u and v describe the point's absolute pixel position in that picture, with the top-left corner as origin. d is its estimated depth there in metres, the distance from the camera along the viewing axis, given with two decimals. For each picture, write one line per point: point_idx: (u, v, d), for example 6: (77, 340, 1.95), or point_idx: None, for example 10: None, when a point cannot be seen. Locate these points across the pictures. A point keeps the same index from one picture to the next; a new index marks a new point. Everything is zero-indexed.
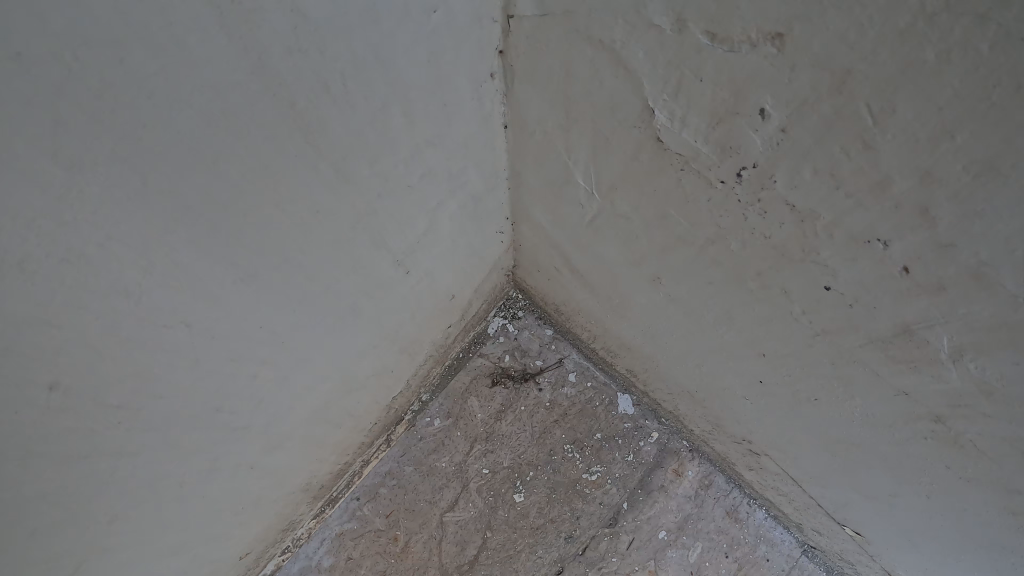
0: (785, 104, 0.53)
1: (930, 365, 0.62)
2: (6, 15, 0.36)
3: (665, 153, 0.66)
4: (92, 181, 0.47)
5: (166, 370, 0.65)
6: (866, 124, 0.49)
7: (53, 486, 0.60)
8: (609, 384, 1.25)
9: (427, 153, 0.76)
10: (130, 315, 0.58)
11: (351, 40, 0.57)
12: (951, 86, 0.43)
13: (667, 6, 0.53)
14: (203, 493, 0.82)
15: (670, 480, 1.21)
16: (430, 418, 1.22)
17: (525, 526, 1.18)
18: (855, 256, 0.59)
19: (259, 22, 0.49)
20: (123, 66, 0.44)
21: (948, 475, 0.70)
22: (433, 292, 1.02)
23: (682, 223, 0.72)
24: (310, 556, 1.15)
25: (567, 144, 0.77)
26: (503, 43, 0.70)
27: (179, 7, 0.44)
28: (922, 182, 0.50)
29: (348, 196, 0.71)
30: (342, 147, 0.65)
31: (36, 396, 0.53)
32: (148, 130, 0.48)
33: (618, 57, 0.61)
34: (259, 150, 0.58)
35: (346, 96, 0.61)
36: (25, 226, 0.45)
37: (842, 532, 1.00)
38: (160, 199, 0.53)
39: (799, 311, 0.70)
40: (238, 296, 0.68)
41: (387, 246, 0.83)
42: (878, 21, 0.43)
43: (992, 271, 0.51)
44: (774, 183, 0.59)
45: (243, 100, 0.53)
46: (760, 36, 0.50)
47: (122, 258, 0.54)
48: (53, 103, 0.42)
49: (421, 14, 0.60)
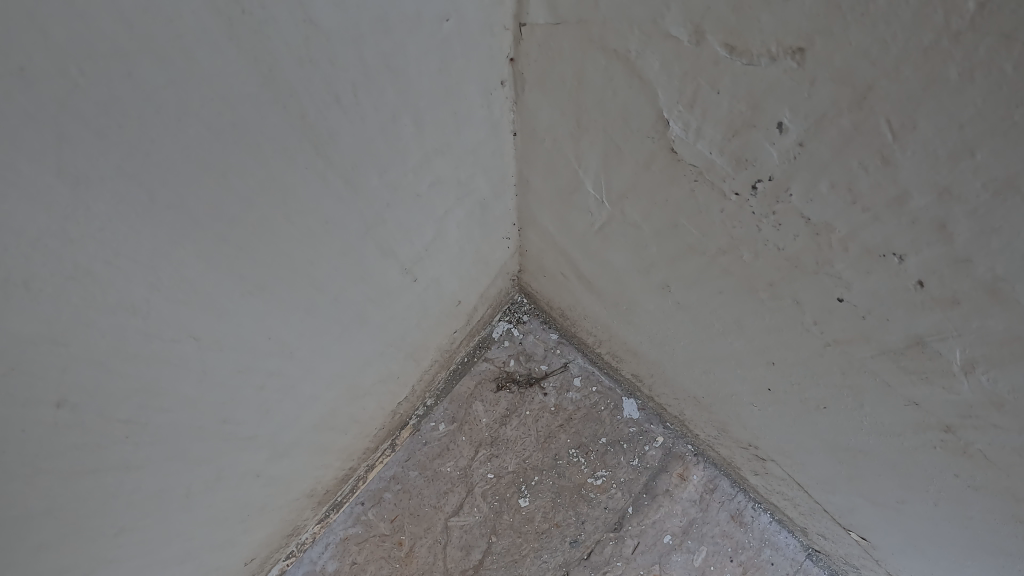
0: (803, 118, 0.53)
1: (942, 376, 0.62)
2: (9, 29, 0.35)
3: (678, 163, 0.66)
4: (99, 197, 0.46)
5: (173, 383, 0.64)
6: (887, 140, 0.49)
7: (58, 501, 0.59)
8: (614, 388, 1.25)
9: (436, 162, 0.75)
10: (138, 330, 0.57)
11: (362, 50, 0.56)
12: (973, 104, 0.43)
13: (686, 17, 0.53)
14: (211, 502, 0.81)
15: (675, 484, 1.22)
16: (435, 422, 1.22)
17: (529, 530, 1.18)
18: (869, 269, 0.59)
19: (268, 33, 0.48)
20: (129, 80, 0.43)
21: (957, 484, 0.71)
22: (439, 298, 1.01)
23: (694, 232, 0.72)
24: (314, 560, 1.15)
25: (577, 152, 0.77)
26: (513, 51, 0.69)
27: (188, 19, 0.43)
28: (940, 198, 0.50)
29: (358, 207, 0.70)
30: (353, 157, 0.64)
31: (42, 414, 0.52)
32: (155, 145, 0.47)
33: (633, 67, 0.60)
34: (269, 163, 0.57)
35: (356, 107, 0.60)
36: (30, 245, 0.44)
37: (847, 537, 1.01)
38: (168, 214, 0.52)
39: (810, 321, 0.70)
40: (246, 308, 0.67)
41: (395, 255, 0.82)
42: (901, 38, 0.43)
43: (1007, 286, 0.51)
44: (790, 196, 0.59)
45: (253, 111, 0.52)
46: (780, 50, 0.49)
47: (129, 274, 0.53)
48: (57, 120, 0.41)
49: (433, 22, 0.59)
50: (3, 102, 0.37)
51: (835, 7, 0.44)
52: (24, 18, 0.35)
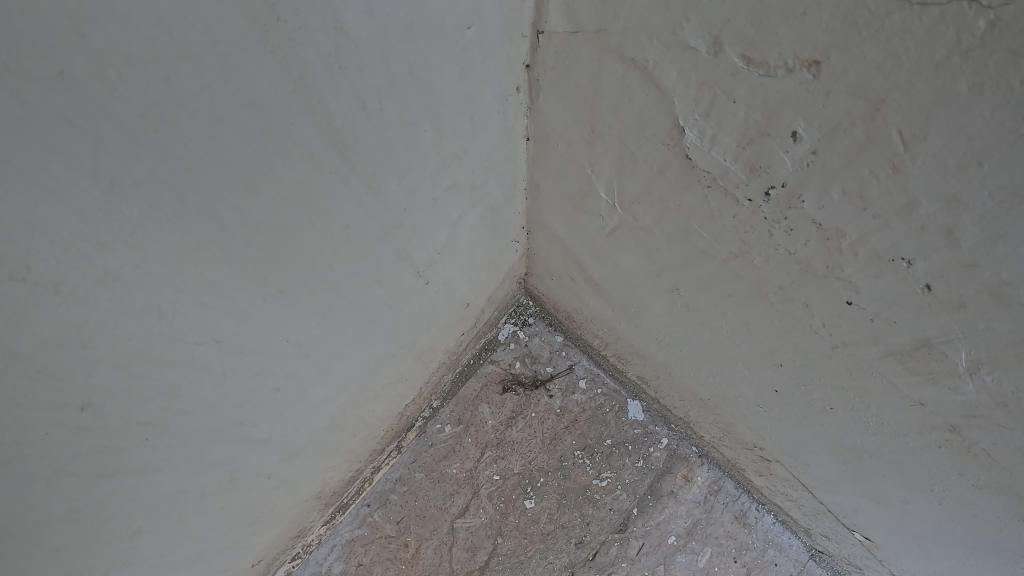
0: (817, 128, 0.54)
1: (948, 377, 0.64)
2: (51, 34, 0.35)
3: (691, 169, 0.67)
4: (130, 202, 0.47)
5: (193, 386, 0.65)
6: (898, 150, 0.51)
7: (78, 504, 0.59)
8: (619, 390, 1.26)
9: (452, 167, 0.77)
10: (163, 333, 0.57)
11: (388, 57, 0.56)
12: (982, 117, 0.45)
13: (704, 29, 0.54)
14: (223, 504, 0.81)
15: (679, 485, 1.24)
16: (441, 424, 1.23)
17: (535, 532, 1.19)
18: (878, 273, 0.61)
19: (300, 40, 0.49)
20: (166, 85, 0.43)
21: (960, 483, 0.73)
22: (450, 301, 1.02)
23: (706, 237, 0.74)
24: (320, 561, 1.16)
25: (590, 157, 0.78)
26: (530, 57, 0.71)
27: (225, 25, 0.43)
28: (949, 206, 0.51)
29: (377, 211, 0.71)
30: (375, 162, 0.65)
31: (66, 417, 0.52)
32: (187, 149, 0.48)
33: (651, 76, 0.62)
34: (295, 167, 0.57)
35: (381, 113, 0.61)
36: (63, 248, 0.44)
37: (851, 537, 1.03)
38: (197, 218, 0.53)
39: (819, 324, 0.72)
40: (266, 311, 0.68)
41: (410, 258, 0.83)
42: (914, 53, 0.44)
43: (1012, 291, 0.53)
44: (802, 203, 0.61)
45: (283, 117, 0.53)
46: (797, 62, 0.51)
47: (157, 277, 0.53)
48: (95, 124, 0.41)
49: (456, 31, 0.60)
50: (42, 105, 0.37)
51: (851, 23, 0.46)
52: (67, 22, 0.36)
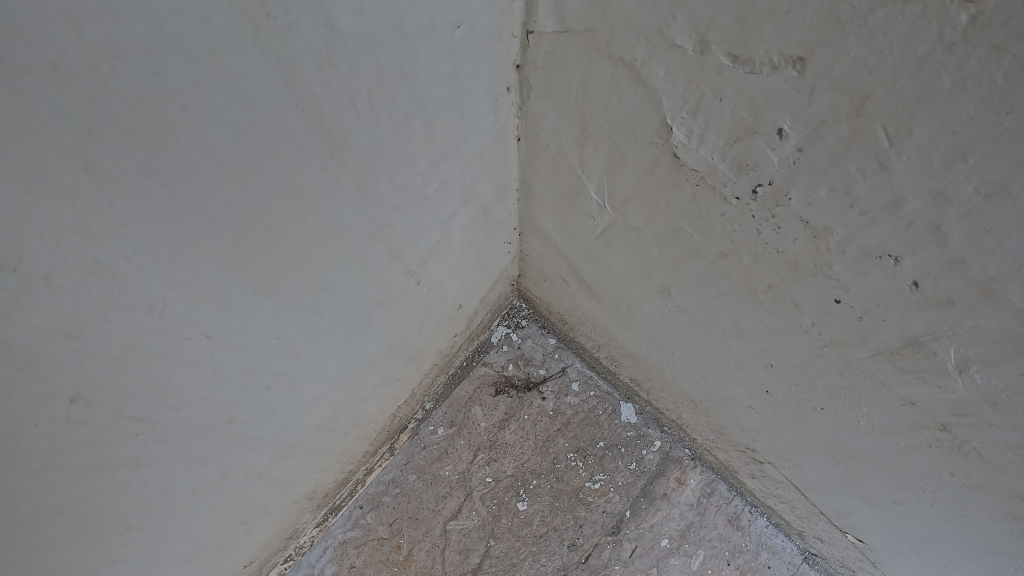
0: (803, 125, 0.54)
1: (937, 375, 0.64)
2: (43, 24, 0.36)
3: (680, 168, 0.68)
4: (120, 196, 0.47)
5: (184, 382, 0.65)
6: (883, 146, 0.51)
7: (68, 499, 0.59)
8: (612, 393, 1.26)
9: (443, 166, 0.77)
10: (153, 326, 0.57)
11: (378, 56, 0.57)
12: (965, 112, 0.45)
13: (690, 27, 0.55)
14: (214, 502, 0.81)
15: (672, 488, 1.23)
16: (433, 427, 1.23)
17: (527, 534, 1.19)
18: (866, 270, 0.61)
19: (291, 37, 0.49)
20: (158, 80, 0.43)
21: (952, 483, 0.73)
22: (442, 302, 1.02)
23: (696, 237, 0.74)
24: (312, 564, 1.16)
25: (581, 158, 0.79)
26: (520, 57, 0.71)
27: (215, 20, 0.44)
28: (934, 202, 0.51)
29: (367, 209, 0.71)
30: (365, 159, 0.65)
31: (55, 409, 0.52)
32: (179, 143, 0.48)
33: (639, 75, 0.62)
34: (284, 163, 0.58)
35: (371, 111, 0.61)
36: (53, 238, 0.44)
37: (844, 539, 1.03)
38: (187, 212, 0.53)
39: (808, 323, 0.72)
40: (256, 308, 0.68)
41: (402, 257, 0.84)
42: (898, 48, 0.45)
43: (999, 287, 0.53)
44: (789, 200, 0.61)
45: (273, 113, 0.53)
46: (782, 59, 0.51)
47: (147, 270, 0.53)
48: (89, 116, 0.41)
49: (446, 29, 0.61)
50: (34, 95, 0.38)
51: (835, 18, 0.46)
52: (59, 14, 0.36)
